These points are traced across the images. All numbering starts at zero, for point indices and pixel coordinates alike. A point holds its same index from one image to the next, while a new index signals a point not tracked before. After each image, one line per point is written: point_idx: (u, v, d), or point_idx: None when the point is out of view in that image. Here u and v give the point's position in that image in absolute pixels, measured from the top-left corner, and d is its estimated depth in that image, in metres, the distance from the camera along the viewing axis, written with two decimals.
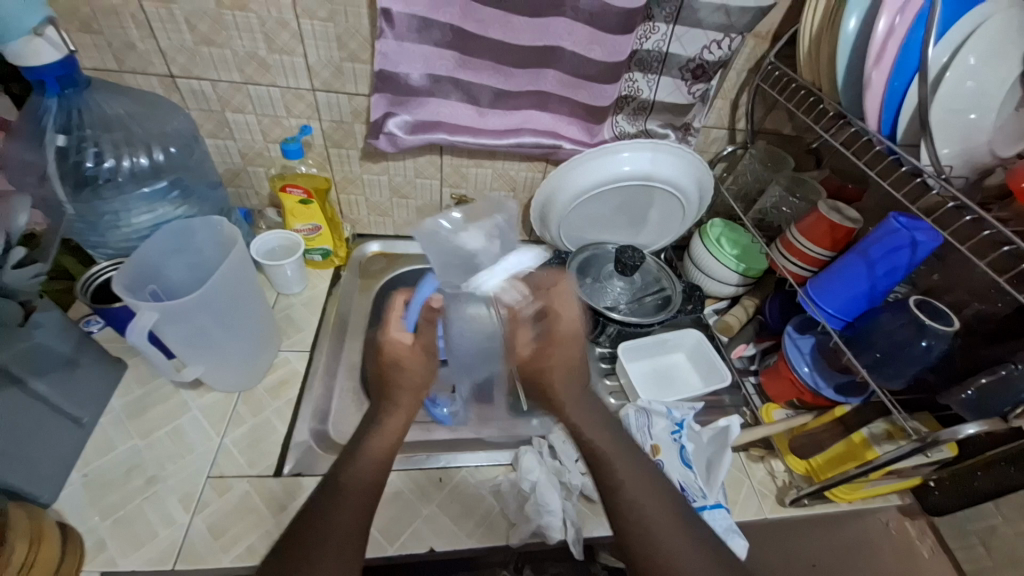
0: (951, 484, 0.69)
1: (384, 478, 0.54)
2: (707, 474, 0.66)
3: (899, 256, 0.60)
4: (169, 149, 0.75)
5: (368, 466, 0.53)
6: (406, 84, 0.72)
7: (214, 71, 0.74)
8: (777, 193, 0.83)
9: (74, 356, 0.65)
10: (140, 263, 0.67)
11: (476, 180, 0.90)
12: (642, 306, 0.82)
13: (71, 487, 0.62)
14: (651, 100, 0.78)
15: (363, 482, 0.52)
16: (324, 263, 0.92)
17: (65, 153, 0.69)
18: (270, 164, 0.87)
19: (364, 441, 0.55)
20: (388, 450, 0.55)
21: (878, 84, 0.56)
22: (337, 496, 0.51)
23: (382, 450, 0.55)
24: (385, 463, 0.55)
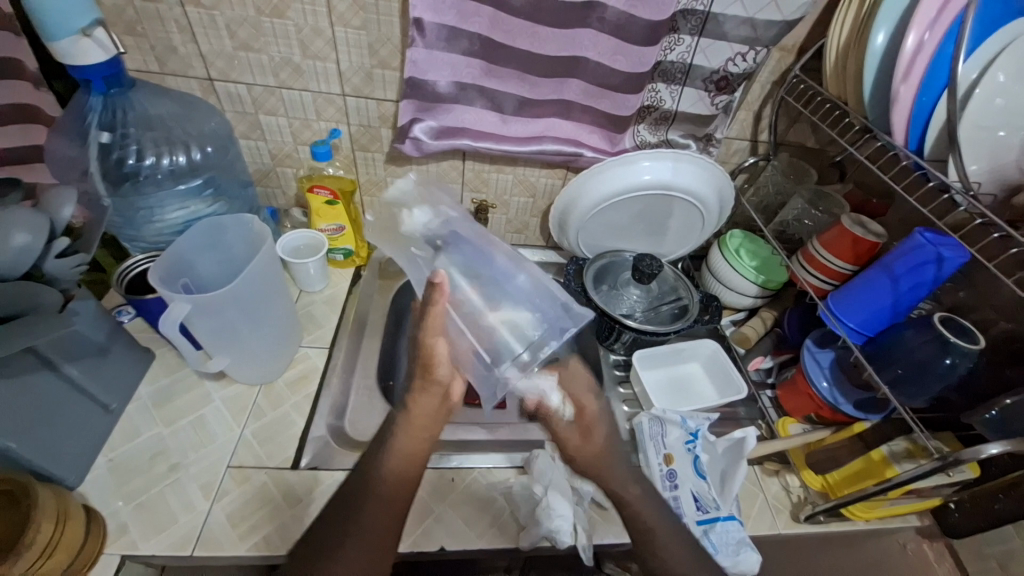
0: (971, 507, 0.67)
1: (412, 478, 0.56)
2: (722, 485, 0.65)
3: (924, 272, 0.59)
4: (206, 148, 0.78)
5: (400, 465, 0.55)
6: (433, 91, 0.74)
7: (250, 74, 0.76)
8: (798, 206, 0.82)
9: (106, 344, 0.68)
10: (175, 257, 0.70)
11: (497, 186, 0.92)
12: (658, 315, 0.82)
13: (98, 471, 0.64)
14: (673, 110, 0.78)
15: (387, 484, 0.54)
16: (345, 263, 0.94)
17: (108, 149, 0.72)
18: (298, 165, 0.89)
19: (392, 442, 0.56)
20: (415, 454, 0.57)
21: (906, 99, 0.55)
22: (364, 499, 0.53)
23: (410, 453, 0.56)
24: (415, 466, 0.56)
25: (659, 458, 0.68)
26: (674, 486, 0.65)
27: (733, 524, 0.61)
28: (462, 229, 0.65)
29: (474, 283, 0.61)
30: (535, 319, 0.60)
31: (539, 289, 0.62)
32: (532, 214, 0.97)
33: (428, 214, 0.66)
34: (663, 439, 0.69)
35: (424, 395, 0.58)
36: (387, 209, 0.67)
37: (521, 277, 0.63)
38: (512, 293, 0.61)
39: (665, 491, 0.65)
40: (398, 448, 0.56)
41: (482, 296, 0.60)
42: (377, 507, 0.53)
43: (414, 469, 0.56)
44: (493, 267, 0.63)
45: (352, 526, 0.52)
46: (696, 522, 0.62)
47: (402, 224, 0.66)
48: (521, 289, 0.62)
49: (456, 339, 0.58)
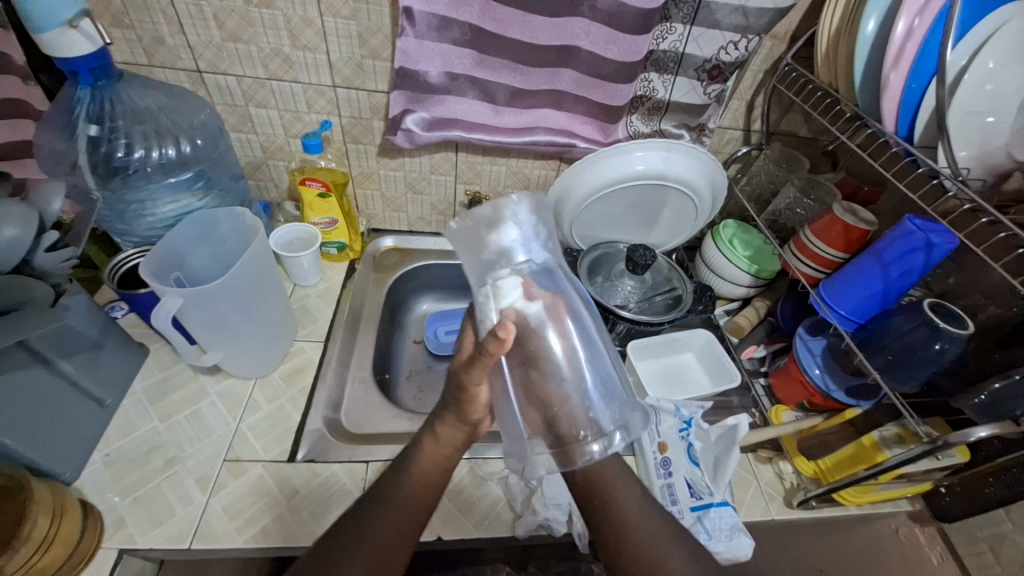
0: (962, 491, 0.68)
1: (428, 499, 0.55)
2: (715, 471, 0.66)
3: (915, 258, 0.60)
4: (196, 141, 0.77)
5: (421, 484, 0.56)
6: (424, 82, 0.74)
7: (239, 66, 0.76)
8: (791, 194, 0.82)
9: (99, 338, 0.68)
10: (165, 251, 0.69)
11: (490, 178, 0.91)
12: (652, 305, 0.82)
13: (93, 467, 0.64)
14: (666, 100, 0.78)
15: (403, 499, 0.54)
16: (338, 256, 0.94)
17: (96, 143, 0.71)
18: (290, 158, 0.89)
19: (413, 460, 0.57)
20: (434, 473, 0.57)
21: (896, 86, 0.55)
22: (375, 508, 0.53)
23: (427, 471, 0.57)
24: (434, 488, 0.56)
25: (654, 446, 0.68)
26: (667, 473, 0.66)
27: (726, 510, 0.62)
28: (552, 273, 0.57)
29: (553, 339, 0.55)
30: (593, 413, 0.55)
31: (605, 377, 0.57)
32: None
33: (523, 238, 0.56)
34: (658, 428, 0.69)
35: (449, 426, 0.59)
36: (477, 221, 0.55)
37: (591, 360, 0.57)
38: (579, 369, 0.56)
39: (659, 478, 0.66)
40: (420, 464, 0.57)
41: (539, 351, 0.55)
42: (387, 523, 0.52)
43: (440, 481, 0.57)
44: (570, 331, 0.57)
45: (363, 533, 0.51)
46: (690, 508, 0.62)
47: (483, 239, 0.55)
48: (587, 366, 0.56)
49: (499, 388, 0.57)
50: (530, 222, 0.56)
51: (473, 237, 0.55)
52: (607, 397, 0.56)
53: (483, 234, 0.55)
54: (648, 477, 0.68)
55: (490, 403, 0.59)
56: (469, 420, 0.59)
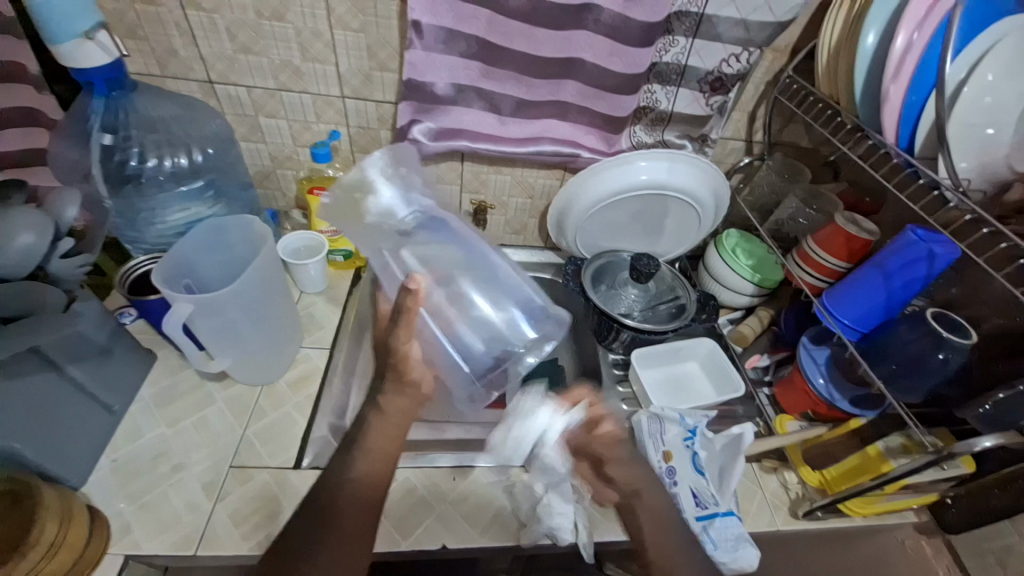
0: (968, 503, 0.67)
1: (386, 476, 0.56)
2: (720, 480, 0.66)
3: (917, 268, 0.60)
4: (207, 150, 0.79)
5: (374, 466, 0.56)
6: (431, 93, 0.75)
7: (250, 77, 0.77)
8: (792, 205, 0.83)
9: (109, 345, 0.68)
10: (176, 258, 0.70)
11: (495, 187, 0.92)
12: (655, 314, 0.83)
13: (100, 472, 0.64)
14: (669, 111, 0.79)
15: (362, 483, 0.55)
16: (345, 264, 0.95)
17: (110, 152, 0.73)
18: (298, 167, 0.90)
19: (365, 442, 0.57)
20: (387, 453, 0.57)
21: (895, 99, 0.56)
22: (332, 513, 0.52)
23: (382, 453, 0.57)
24: (388, 466, 0.57)
25: (659, 455, 0.68)
26: (673, 483, 0.66)
27: (731, 520, 0.62)
28: (443, 221, 0.65)
29: (459, 278, 0.63)
30: (512, 335, 0.64)
31: (520, 301, 0.65)
32: (530, 215, 0.97)
33: (396, 197, 0.65)
34: (662, 437, 0.69)
35: (393, 401, 0.58)
36: (353, 189, 0.65)
37: (502, 285, 0.65)
38: (492, 299, 0.64)
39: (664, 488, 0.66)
40: (368, 455, 0.56)
41: (447, 292, 0.63)
42: (345, 525, 0.52)
43: (386, 468, 0.57)
44: (477, 270, 0.65)
45: (328, 534, 0.51)
46: (695, 518, 0.63)
47: (363, 205, 0.64)
48: (500, 293, 0.65)
49: (428, 337, 0.62)
50: (397, 178, 0.65)
51: (352, 207, 0.65)
52: (520, 311, 0.65)
53: (360, 199, 0.64)
54: None
55: (427, 359, 0.62)
56: (413, 385, 0.59)
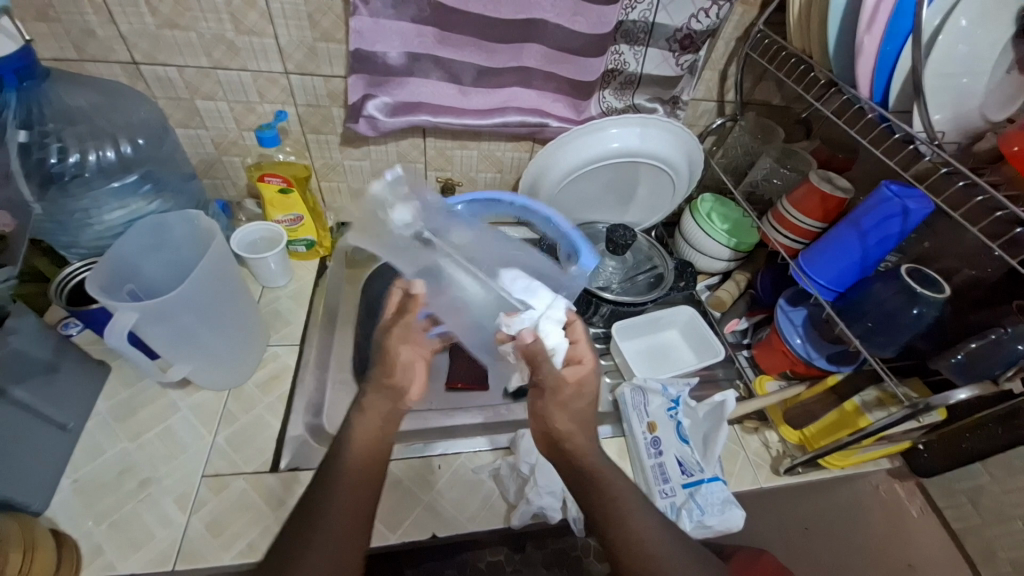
0: (940, 448, 0.70)
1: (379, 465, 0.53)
2: (705, 447, 0.67)
3: (891, 225, 0.60)
4: (138, 140, 0.71)
5: (364, 450, 0.53)
6: (383, 64, 0.69)
7: (179, 55, 0.70)
8: (767, 165, 0.82)
9: (53, 360, 0.63)
10: (115, 262, 0.64)
11: (461, 163, 0.88)
12: (634, 285, 0.82)
13: (62, 495, 0.60)
14: (638, 73, 0.76)
15: (360, 468, 0.51)
16: (308, 254, 0.89)
17: (28, 149, 0.65)
18: (246, 153, 0.83)
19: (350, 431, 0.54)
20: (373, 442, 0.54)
21: (869, 50, 0.55)
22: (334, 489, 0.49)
23: (367, 441, 0.53)
24: (377, 454, 0.53)
25: (643, 426, 0.68)
26: (658, 453, 0.66)
27: (717, 485, 0.63)
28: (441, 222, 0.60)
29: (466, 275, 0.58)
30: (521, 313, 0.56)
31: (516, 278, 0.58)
32: (500, 190, 0.94)
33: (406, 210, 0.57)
34: (646, 408, 0.69)
35: (375, 397, 0.56)
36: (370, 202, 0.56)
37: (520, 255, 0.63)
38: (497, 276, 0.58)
39: (650, 458, 0.66)
40: (359, 438, 0.53)
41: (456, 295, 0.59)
42: (339, 494, 0.49)
43: (377, 457, 0.53)
44: (480, 258, 0.59)
45: (318, 522, 0.47)
46: (682, 485, 0.63)
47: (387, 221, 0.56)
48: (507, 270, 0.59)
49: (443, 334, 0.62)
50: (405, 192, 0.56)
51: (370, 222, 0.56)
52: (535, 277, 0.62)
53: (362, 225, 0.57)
54: (639, 458, 0.67)
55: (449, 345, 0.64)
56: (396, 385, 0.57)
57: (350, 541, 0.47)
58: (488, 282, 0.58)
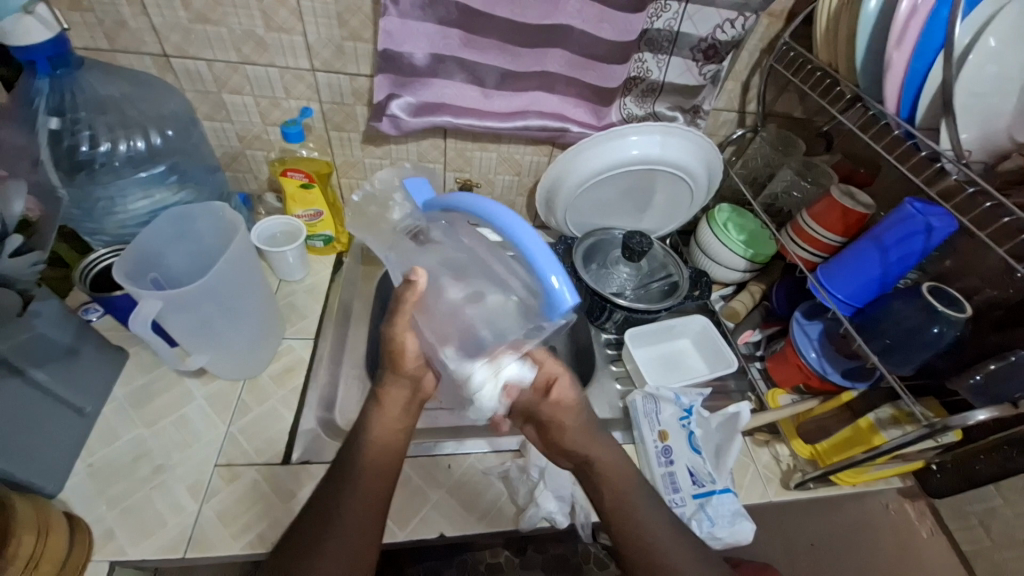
0: (954, 468, 0.69)
1: (394, 464, 0.54)
2: (716, 459, 0.66)
3: (913, 242, 0.59)
4: (166, 132, 0.73)
5: (378, 447, 0.54)
6: (409, 64, 0.70)
7: (209, 49, 0.71)
8: (787, 178, 0.82)
9: (75, 345, 0.64)
10: (141, 250, 0.65)
11: (481, 165, 0.88)
12: (648, 293, 0.82)
13: (77, 478, 0.61)
14: (660, 82, 0.76)
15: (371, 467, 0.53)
16: (325, 250, 0.90)
17: (59, 136, 0.67)
18: (269, 147, 0.84)
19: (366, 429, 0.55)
20: (391, 440, 0.55)
21: (896, 66, 0.55)
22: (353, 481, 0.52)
23: (384, 439, 0.55)
24: (391, 455, 0.54)
25: (654, 434, 0.68)
26: (669, 461, 0.66)
27: (729, 497, 0.63)
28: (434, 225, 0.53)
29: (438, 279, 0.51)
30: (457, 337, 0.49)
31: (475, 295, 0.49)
32: (517, 192, 0.94)
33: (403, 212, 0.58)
34: (658, 416, 0.69)
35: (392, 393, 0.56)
36: (372, 202, 0.67)
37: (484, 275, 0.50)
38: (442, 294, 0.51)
39: (660, 467, 0.66)
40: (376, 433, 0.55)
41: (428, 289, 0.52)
42: (356, 497, 0.51)
43: (390, 456, 0.54)
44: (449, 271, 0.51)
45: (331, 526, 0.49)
46: (692, 496, 0.63)
47: (385, 219, 0.62)
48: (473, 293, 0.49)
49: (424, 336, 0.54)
50: (407, 195, 0.55)
51: (374, 221, 0.65)
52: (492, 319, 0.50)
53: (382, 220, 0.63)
54: (649, 466, 0.67)
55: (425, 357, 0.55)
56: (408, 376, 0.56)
57: (358, 541, 0.49)
58: (424, 319, 0.52)
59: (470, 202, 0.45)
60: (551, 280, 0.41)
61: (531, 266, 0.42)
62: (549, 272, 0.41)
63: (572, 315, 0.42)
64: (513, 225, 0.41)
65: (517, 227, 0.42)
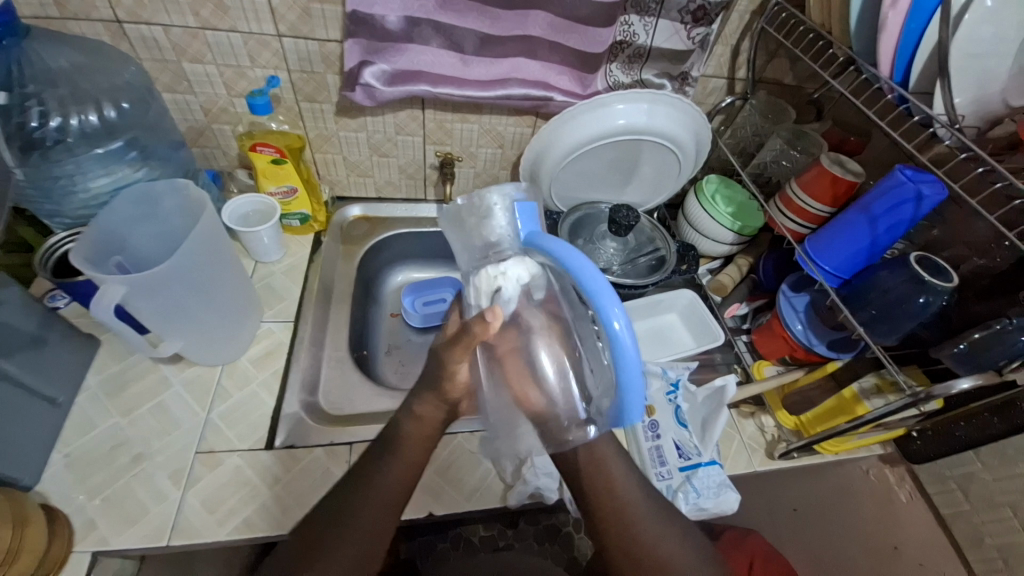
0: (934, 434, 0.70)
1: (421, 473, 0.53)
2: (702, 432, 0.66)
3: (903, 211, 0.58)
4: (122, 104, 0.68)
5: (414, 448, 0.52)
6: (382, 28, 0.66)
7: (164, 13, 0.65)
8: (776, 147, 0.80)
9: (40, 333, 0.61)
10: (103, 232, 0.62)
11: (462, 137, 0.85)
12: (636, 267, 0.80)
13: (53, 469, 0.60)
14: (647, 46, 0.73)
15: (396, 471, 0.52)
16: (302, 229, 0.87)
17: (6, 112, 0.62)
18: (236, 121, 0.80)
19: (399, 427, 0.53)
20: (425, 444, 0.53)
21: (892, 27, 0.52)
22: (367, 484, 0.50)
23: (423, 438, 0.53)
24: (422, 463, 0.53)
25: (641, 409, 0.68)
26: (655, 436, 0.66)
27: (714, 469, 0.63)
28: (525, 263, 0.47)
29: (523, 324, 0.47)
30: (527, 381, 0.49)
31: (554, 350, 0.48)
32: (501, 166, 0.91)
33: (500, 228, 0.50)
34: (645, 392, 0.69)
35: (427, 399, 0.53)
36: (466, 210, 0.53)
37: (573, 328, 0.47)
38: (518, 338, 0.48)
39: (647, 441, 0.66)
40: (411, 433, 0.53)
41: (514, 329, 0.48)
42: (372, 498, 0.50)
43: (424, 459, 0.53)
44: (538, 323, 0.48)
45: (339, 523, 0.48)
46: (678, 469, 0.63)
47: (481, 231, 0.51)
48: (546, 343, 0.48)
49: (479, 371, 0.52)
50: (511, 216, 0.50)
51: (469, 233, 0.53)
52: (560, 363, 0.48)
53: (472, 226, 0.52)
54: (636, 440, 0.67)
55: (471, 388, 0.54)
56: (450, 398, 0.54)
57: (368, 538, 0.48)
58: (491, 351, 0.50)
59: (568, 255, 0.42)
60: (613, 322, 0.38)
61: (594, 307, 0.39)
62: (612, 312, 0.38)
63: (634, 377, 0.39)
64: (587, 270, 0.39)
65: (606, 299, 0.38)
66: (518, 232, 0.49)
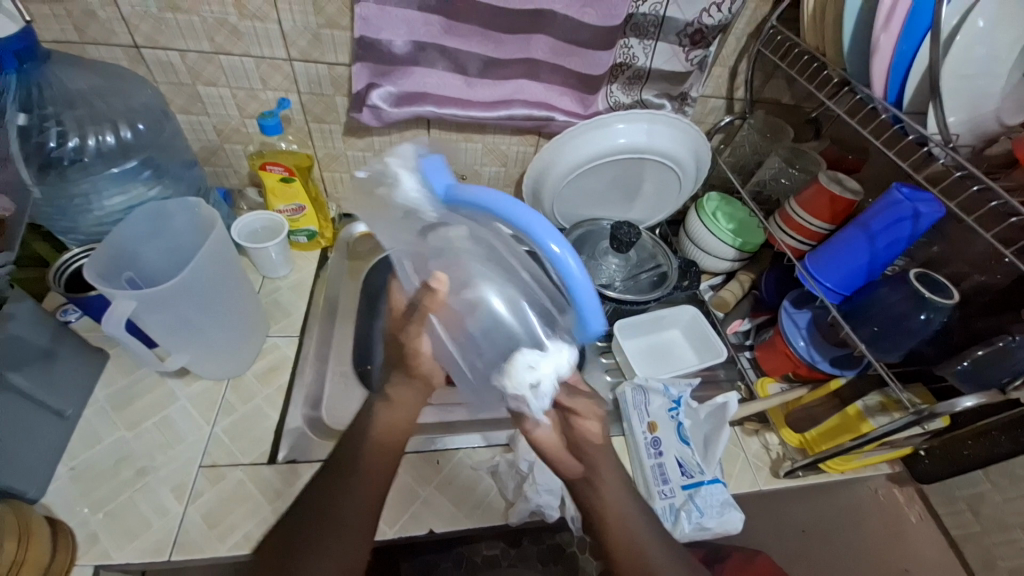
0: (941, 454, 0.70)
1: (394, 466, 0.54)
2: (704, 449, 0.66)
3: (901, 228, 0.59)
4: (137, 126, 0.70)
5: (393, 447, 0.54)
6: (388, 53, 0.68)
7: (181, 39, 0.68)
8: (774, 165, 0.81)
9: (51, 347, 0.63)
10: (115, 249, 0.64)
11: (466, 156, 0.87)
12: (637, 283, 0.81)
13: (59, 482, 0.60)
14: (647, 68, 0.75)
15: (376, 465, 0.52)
16: (309, 245, 0.89)
17: (27, 133, 0.64)
18: (247, 141, 0.82)
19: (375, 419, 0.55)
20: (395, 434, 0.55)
21: (884, 50, 0.54)
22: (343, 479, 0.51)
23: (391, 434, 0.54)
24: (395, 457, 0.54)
25: (644, 426, 0.68)
26: (658, 453, 0.65)
27: (717, 487, 0.63)
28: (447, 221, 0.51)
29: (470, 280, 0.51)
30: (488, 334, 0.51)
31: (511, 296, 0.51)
32: (504, 184, 0.93)
33: (412, 188, 0.50)
34: (647, 408, 0.69)
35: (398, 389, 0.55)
36: (375, 181, 0.53)
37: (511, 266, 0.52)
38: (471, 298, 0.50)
39: (649, 458, 0.66)
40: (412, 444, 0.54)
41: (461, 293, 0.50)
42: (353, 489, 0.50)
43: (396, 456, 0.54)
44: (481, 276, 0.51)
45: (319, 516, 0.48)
46: (681, 487, 0.62)
47: (393, 199, 0.51)
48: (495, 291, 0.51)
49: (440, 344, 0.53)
50: (420, 175, 0.51)
51: (386, 205, 0.53)
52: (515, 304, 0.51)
53: (385, 199, 0.53)
54: (639, 458, 0.67)
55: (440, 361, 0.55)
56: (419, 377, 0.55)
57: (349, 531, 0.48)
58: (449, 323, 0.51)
59: (485, 198, 0.47)
60: (552, 247, 0.45)
61: (529, 235, 0.46)
62: (548, 237, 0.45)
63: (586, 289, 0.46)
64: (508, 204, 0.46)
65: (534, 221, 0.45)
66: (434, 191, 0.50)
